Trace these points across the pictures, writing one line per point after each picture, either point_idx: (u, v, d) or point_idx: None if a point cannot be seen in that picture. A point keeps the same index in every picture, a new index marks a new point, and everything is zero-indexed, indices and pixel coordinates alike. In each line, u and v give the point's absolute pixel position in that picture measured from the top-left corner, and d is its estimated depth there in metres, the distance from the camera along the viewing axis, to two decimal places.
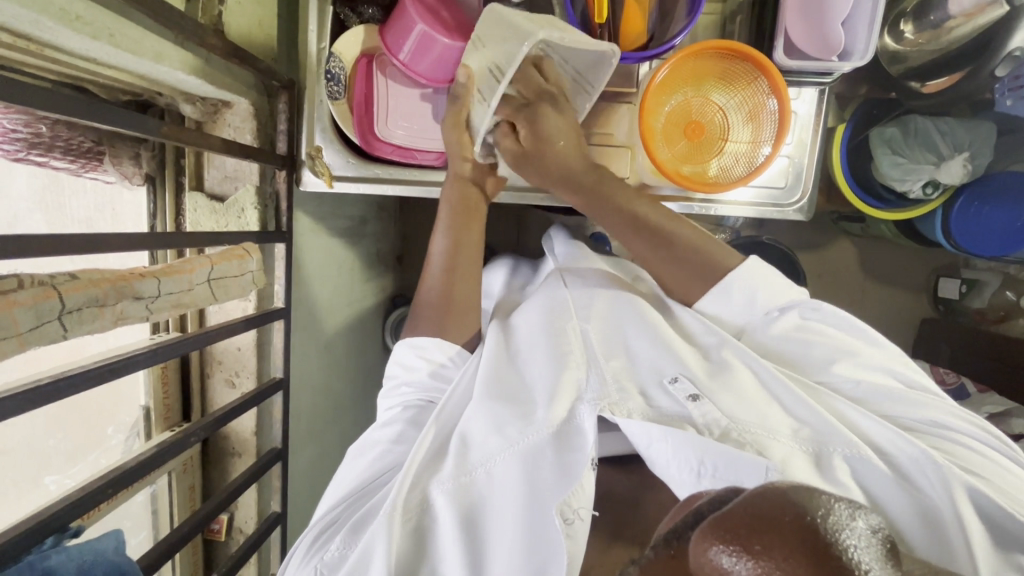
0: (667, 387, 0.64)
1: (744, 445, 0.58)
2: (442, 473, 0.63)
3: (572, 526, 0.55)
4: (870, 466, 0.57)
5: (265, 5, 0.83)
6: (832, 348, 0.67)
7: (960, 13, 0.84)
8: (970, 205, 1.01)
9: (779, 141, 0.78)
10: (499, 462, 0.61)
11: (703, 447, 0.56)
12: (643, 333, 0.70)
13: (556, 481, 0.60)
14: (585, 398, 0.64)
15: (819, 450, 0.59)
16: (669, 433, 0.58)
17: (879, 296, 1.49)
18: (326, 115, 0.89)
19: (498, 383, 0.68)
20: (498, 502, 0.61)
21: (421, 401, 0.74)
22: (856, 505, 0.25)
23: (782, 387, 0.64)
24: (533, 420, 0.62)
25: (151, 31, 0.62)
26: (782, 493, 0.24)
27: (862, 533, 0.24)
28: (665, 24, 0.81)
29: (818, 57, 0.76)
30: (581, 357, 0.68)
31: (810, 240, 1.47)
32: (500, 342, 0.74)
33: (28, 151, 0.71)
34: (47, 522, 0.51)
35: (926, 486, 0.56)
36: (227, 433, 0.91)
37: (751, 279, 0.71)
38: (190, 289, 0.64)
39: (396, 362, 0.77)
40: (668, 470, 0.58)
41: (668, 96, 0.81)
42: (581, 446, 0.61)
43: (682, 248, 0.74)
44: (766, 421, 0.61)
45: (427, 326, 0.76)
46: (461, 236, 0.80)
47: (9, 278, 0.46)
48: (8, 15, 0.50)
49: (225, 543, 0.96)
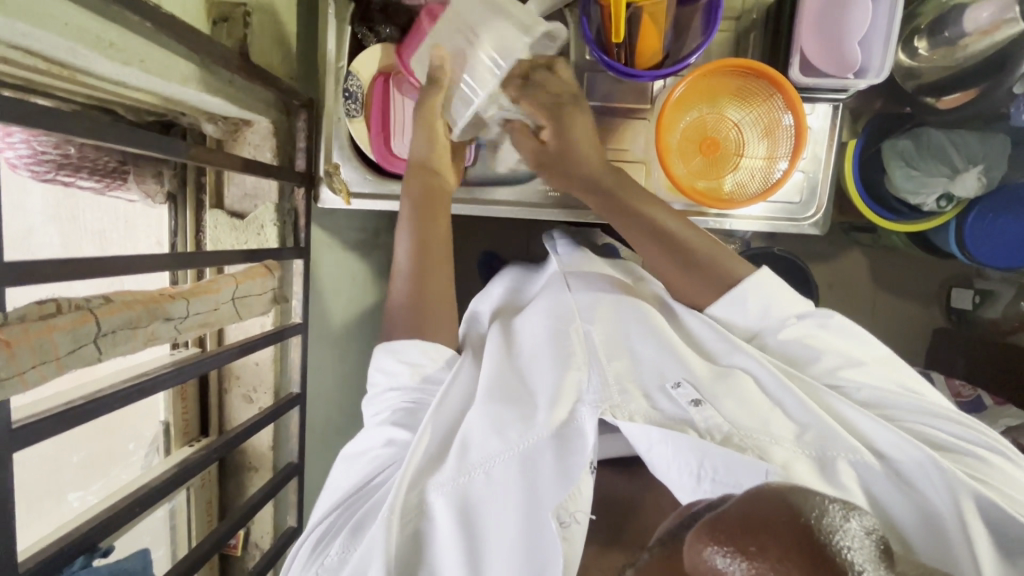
0: (669, 391, 0.64)
1: (745, 449, 0.57)
2: (441, 475, 0.62)
3: (569, 529, 0.55)
4: (872, 471, 0.57)
5: (286, 27, 0.84)
6: (840, 355, 0.68)
7: (975, 31, 0.84)
8: (984, 217, 1.01)
9: (796, 157, 0.78)
10: (499, 464, 0.61)
11: (702, 449, 0.55)
12: (648, 341, 0.70)
13: (555, 484, 0.59)
14: (586, 401, 0.63)
15: (823, 455, 0.59)
16: (669, 437, 0.57)
17: (892, 307, 1.48)
18: (344, 133, 0.90)
19: (501, 386, 0.67)
20: (497, 505, 0.60)
21: (408, 404, 0.71)
22: (849, 507, 0.29)
23: (786, 393, 0.64)
24: (534, 423, 0.62)
25: (179, 56, 0.64)
26: (779, 499, 0.29)
27: (855, 533, 0.27)
28: (680, 42, 0.82)
29: (834, 74, 0.77)
30: (582, 357, 0.68)
31: (821, 252, 1.46)
32: (502, 346, 0.73)
33: (57, 171, 0.72)
34: (77, 541, 0.51)
35: (928, 489, 0.56)
36: (244, 447, 0.92)
37: (765, 288, 0.71)
38: (217, 307, 0.65)
39: (378, 369, 0.74)
40: (669, 474, 0.57)
41: (684, 113, 0.81)
42: (581, 449, 0.60)
43: (697, 255, 0.75)
44: (769, 427, 0.61)
45: (405, 330, 0.75)
46: (426, 232, 0.79)
47: (48, 301, 0.47)
48: (46, 44, 0.51)
49: (242, 558, 0.96)
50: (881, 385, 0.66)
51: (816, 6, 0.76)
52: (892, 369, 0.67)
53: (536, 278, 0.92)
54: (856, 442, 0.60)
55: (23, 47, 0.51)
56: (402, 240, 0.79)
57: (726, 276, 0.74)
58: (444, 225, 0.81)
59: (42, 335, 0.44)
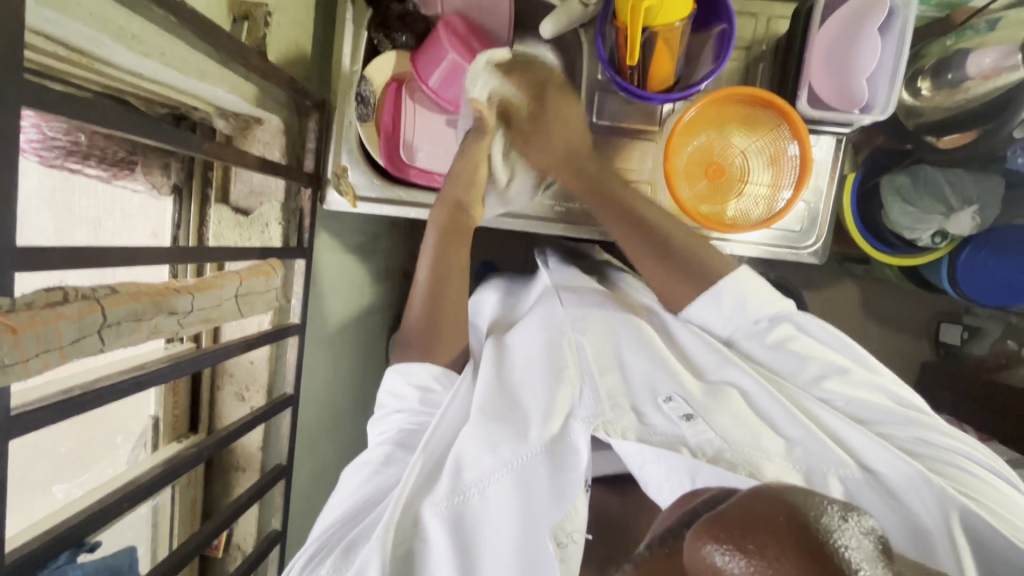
0: (662, 406, 0.64)
1: (737, 466, 0.57)
2: (436, 494, 0.62)
3: (566, 549, 0.56)
4: (859, 489, 0.58)
5: (303, 28, 0.85)
6: (823, 362, 0.69)
7: (978, 75, 0.87)
8: (976, 254, 1.03)
9: (800, 187, 0.79)
10: (494, 481, 0.61)
11: (696, 467, 0.55)
12: (639, 355, 0.70)
13: (549, 499, 0.59)
14: (580, 416, 0.62)
15: (812, 472, 0.59)
16: (663, 455, 0.57)
17: (883, 337, 1.49)
18: (353, 137, 0.90)
19: (493, 399, 0.66)
20: (493, 520, 0.61)
21: (414, 425, 0.73)
22: (848, 508, 0.29)
23: (777, 408, 0.64)
24: (527, 439, 0.61)
25: (198, 51, 0.64)
26: (780, 500, 0.29)
27: (853, 534, 0.27)
28: (691, 68, 0.84)
29: (839, 108, 0.79)
30: (575, 373, 0.67)
31: (815, 279, 1.48)
32: (495, 361, 0.72)
33: (66, 158, 0.71)
34: (63, 537, 0.50)
35: (919, 507, 0.57)
36: (233, 447, 0.91)
37: (741, 286, 0.73)
38: (219, 304, 0.66)
39: (386, 390, 0.76)
40: (661, 491, 0.57)
41: (692, 137, 0.83)
42: (575, 466, 0.60)
43: (677, 250, 0.77)
44: (760, 440, 0.61)
45: (416, 350, 0.75)
46: (444, 259, 0.79)
47: (56, 290, 0.47)
48: (67, 31, 0.51)
49: (223, 559, 0.94)
50: (867, 396, 0.67)
51: (828, 38, 0.78)
52: (874, 375, 0.69)
53: (527, 292, 0.92)
54: (844, 455, 0.61)
55: (43, 33, 0.51)
56: (420, 267, 0.80)
57: (708, 276, 0.75)
58: (460, 258, 0.80)
59: (48, 323, 0.44)
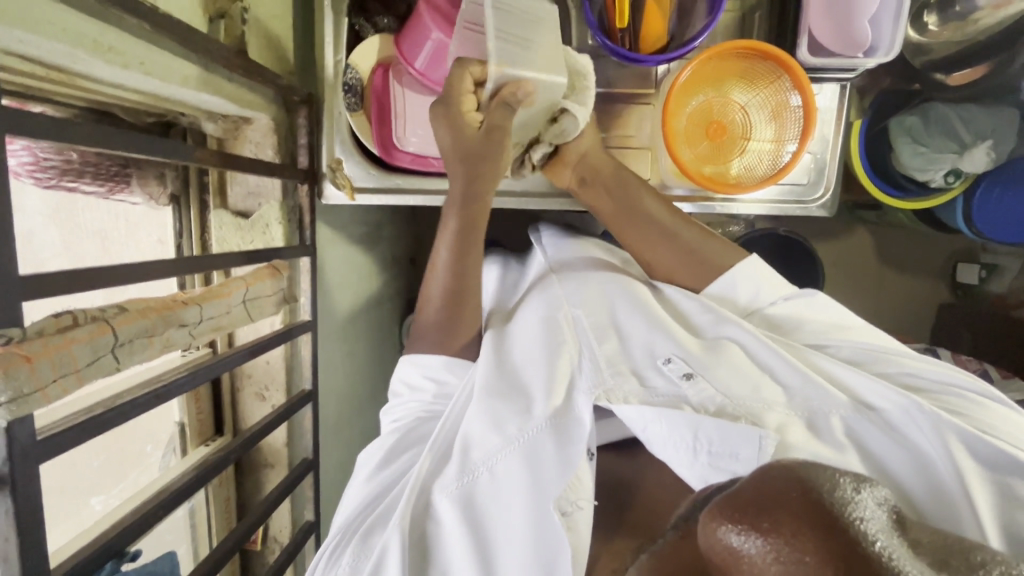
0: (661, 368, 0.64)
1: (738, 417, 0.58)
2: (445, 478, 0.64)
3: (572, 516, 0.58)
4: (862, 427, 0.59)
5: (282, 20, 0.83)
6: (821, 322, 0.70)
7: (987, 4, 0.86)
8: (991, 191, 1.00)
9: (807, 138, 0.76)
10: (500, 459, 0.62)
11: (697, 423, 0.57)
12: (634, 314, 0.69)
13: (557, 471, 0.60)
14: (581, 388, 0.63)
15: (814, 415, 0.60)
16: (664, 414, 0.58)
17: (899, 283, 1.46)
18: (344, 127, 0.88)
19: (496, 379, 0.66)
20: (501, 497, 0.62)
21: (426, 413, 0.74)
22: (859, 480, 0.29)
23: (776, 358, 0.64)
24: (531, 414, 0.62)
25: (178, 56, 0.63)
26: (791, 476, 0.29)
27: (865, 505, 0.27)
28: (683, 24, 0.81)
29: (842, 53, 0.75)
30: (574, 347, 0.67)
31: (827, 230, 1.45)
32: (494, 343, 0.71)
33: (60, 178, 0.72)
34: (103, 550, 0.52)
35: (921, 439, 0.57)
36: (259, 445, 0.93)
37: (757, 270, 0.73)
38: (228, 311, 0.66)
39: (400, 381, 0.76)
40: (665, 450, 0.58)
41: (690, 96, 0.80)
42: (579, 437, 0.61)
43: (687, 242, 0.76)
44: (759, 393, 0.62)
45: (430, 344, 0.74)
46: (464, 244, 0.74)
47: (65, 314, 0.48)
48: (42, 50, 0.50)
49: (261, 552, 0.98)
50: (863, 342, 0.67)
51: None
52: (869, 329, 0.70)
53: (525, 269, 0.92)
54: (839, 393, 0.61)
55: (16, 54, 0.50)
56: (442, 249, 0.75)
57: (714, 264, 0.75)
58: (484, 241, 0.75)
59: (60, 349, 0.45)
